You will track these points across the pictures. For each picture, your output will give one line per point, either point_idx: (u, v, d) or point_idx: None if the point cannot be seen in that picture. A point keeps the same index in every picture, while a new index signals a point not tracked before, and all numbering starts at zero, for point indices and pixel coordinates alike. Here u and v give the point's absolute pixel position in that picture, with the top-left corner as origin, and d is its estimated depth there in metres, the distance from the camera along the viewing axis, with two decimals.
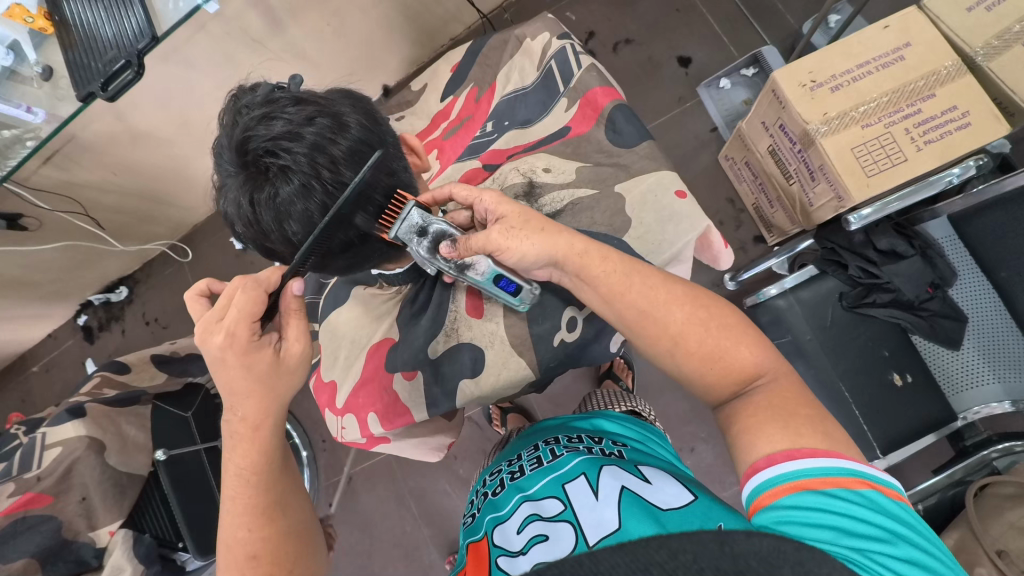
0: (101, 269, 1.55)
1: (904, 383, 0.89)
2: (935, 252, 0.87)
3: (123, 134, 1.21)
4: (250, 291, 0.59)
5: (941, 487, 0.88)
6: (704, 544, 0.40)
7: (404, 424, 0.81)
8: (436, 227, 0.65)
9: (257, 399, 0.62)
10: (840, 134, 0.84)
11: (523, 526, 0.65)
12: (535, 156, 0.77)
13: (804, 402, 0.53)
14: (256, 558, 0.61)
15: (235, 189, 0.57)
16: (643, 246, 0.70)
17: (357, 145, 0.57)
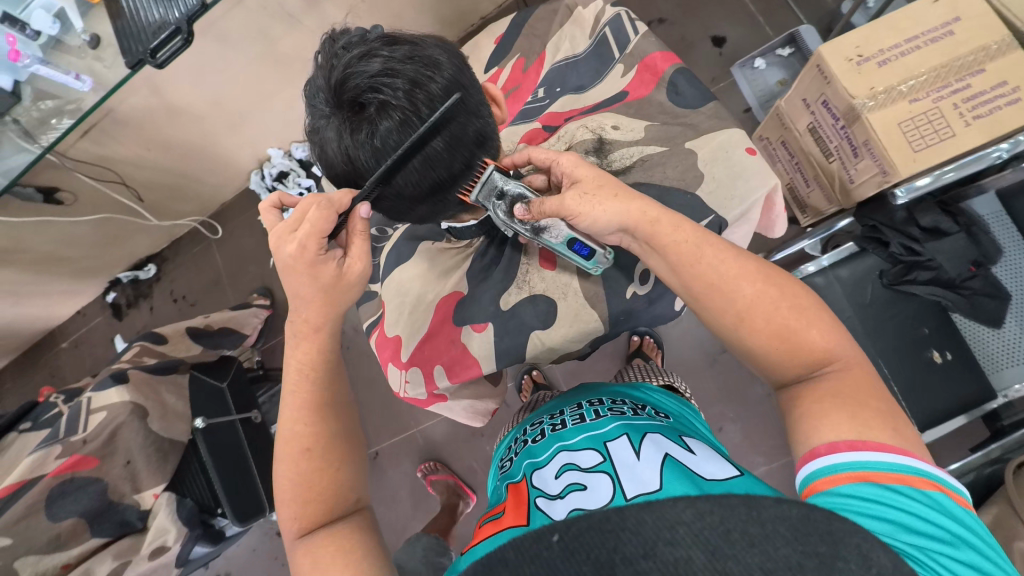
0: (131, 246, 1.56)
1: (942, 360, 0.89)
2: (980, 229, 0.86)
3: (158, 109, 1.21)
4: (324, 211, 0.59)
5: (978, 466, 0.88)
6: (732, 508, 0.40)
7: (470, 377, 0.83)
8: (512, 190, 0.67)
9: (318, 306, 0.63)
10: (887, 109, 0.84)
11: (561, 472, 0.66)
12: (602, 115, 0.78)
13: (875, 395, 0.52)
14: (309, 452, 0.61)
15: (333, 129, 0.58)
16: (715, 201, 0.71)
17: (452, 85, 0.58)
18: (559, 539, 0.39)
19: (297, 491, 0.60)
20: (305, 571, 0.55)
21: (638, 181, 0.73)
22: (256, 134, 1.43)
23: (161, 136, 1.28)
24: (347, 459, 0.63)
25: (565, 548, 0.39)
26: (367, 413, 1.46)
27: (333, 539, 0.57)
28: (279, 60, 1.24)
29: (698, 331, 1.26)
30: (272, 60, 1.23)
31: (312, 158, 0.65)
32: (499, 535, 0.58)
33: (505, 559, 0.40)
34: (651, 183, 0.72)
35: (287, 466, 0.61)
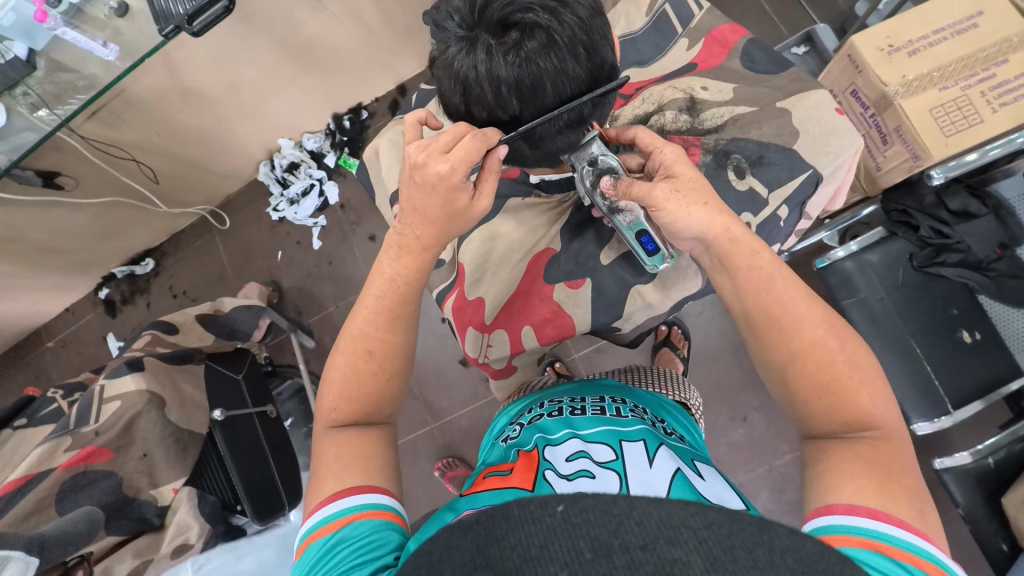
0: (129, 239, 1.49)
1: (972, 340, 0.92)
2: (1006, 211, 0.90)
3: (173, 92, 1.15)
4: (477, 142, 0.56)
5: (1007, 442, 0.91)
6: (743, 526, 0.31)
7: (560, 336, 0.83)
8: (603, 161, 0.68)
9: (439, 226, 0.61)
10: (918, 96, 0.88)
11: (573, 456, 0.60)
12: (691, 76, 0.80)
13: (907, 471, 0.48)
14: (370, 354, 0.59)
15: (483, 50, 0.53)
16: (812, 155, 0.74)
17: (593, 11, 0.55)
18: (564, 510, 0.33)
19: (347, 385, 0.59)
20: (329, 459, 0.55)
21: (731, 140, 0.76)
22: (269, 122, 1.39)
23: (173, 120, 1.23)
24: (401, 375, 0.61)
25: (568, 520, 0.32)
26: None
27: (360, 441, 0.56)
28: (299, 45, 1.21)
29: (720, 321, 1.27)
30: (293, 44, 1.20)
31: (437, 86, 0.60)
32: (503, 494, 0.55)
33: (508, 516, 0.34)
34: (746, 142, 0.75)
35: (346, 359, 0.59)
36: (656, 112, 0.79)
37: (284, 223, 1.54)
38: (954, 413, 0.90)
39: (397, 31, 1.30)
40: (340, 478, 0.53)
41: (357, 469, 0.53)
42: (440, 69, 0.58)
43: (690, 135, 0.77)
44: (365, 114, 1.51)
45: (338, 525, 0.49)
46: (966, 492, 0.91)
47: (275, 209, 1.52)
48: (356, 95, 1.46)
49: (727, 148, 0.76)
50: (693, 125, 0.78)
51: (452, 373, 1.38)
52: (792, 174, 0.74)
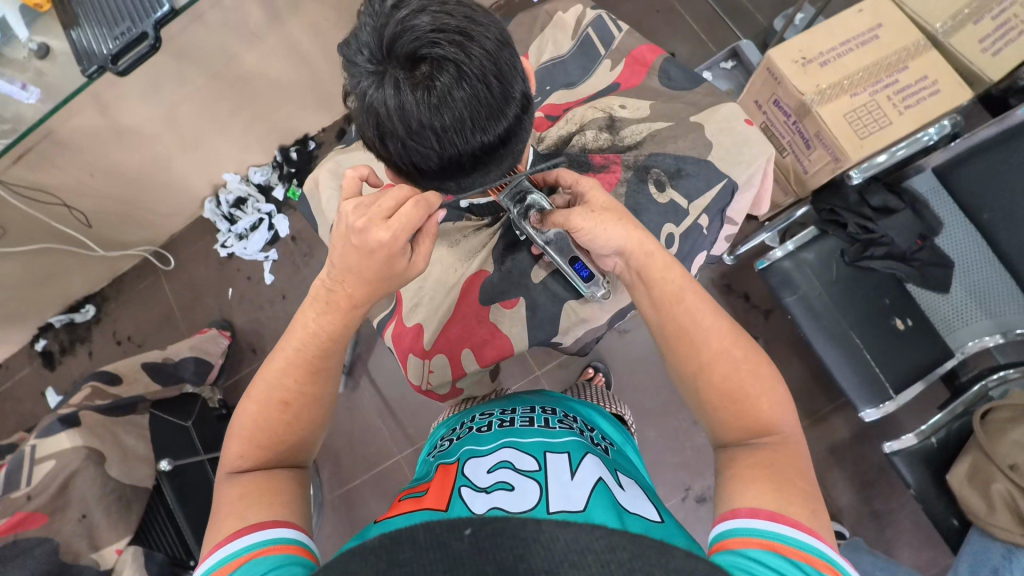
0: (66, 286, 1.42)
1: (906, 327, 0.97)
2: (922, 205, 0.96)
3: (106, 131, 1.11)
4: (420, 209, 0.59)
5: (947, 421, 0.95)
6: (644, 550, 0.38)
7: (500, 357, 0.84)
8: (532, 198, 0.72)
9: (368, 286, 0.62)
10: (833, 103, 0.93)
11: (494, 467, 0.60)
12: (610, 96, 0.83)
13: (802, 474, 0.50)
14: (284, 404, 0.59)
15: (390, 85, 0.53)
16: (727, 165, 0.78)
17: (501, 43, 0.56)
18: (471, 534, 0.39)
19: (256, 433, 0.58)
20: (226, 502, 0.53)
21: (650, 155, 0.79)
22: (213, 157, 1.36)
23: (107, 160, 1.18)
24: (318, 421, 0.62)
25: (475, 543, 0.38)
26: (344, 444, 1.36)
27: (262, 484, 0.55)
28: (238, 79, 1.20)
29: None
30: (231, 78, 1.19)
31: (355, 119, 0.60)
32: (415, 515, 0.53)
33: (413, 541, 0.39)
34: (664, 155, 0.79)
35: (257, 408, 0.59)
36: (577, 132, 0.82)
37: (233, 259, 1.50)
38: (896, 397, 0.95)
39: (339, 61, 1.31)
40: (241, 517, 0.51)
41: (260, 507, 0.52)
42: (355, 102, 0.58)
43: (611, 153, 0.80)
44: (313, 144, 1.50)
45: (238, 563, 0.47)
46: (915, 474, 0.95)
47: (223, 245, 1.48)
48: (302, 126, 1.45)
49: (646, 163, 0.79)
50: (614, 143, 0.81)
51: (416, 399, 1.36)
52: (709, 183, 0.78)
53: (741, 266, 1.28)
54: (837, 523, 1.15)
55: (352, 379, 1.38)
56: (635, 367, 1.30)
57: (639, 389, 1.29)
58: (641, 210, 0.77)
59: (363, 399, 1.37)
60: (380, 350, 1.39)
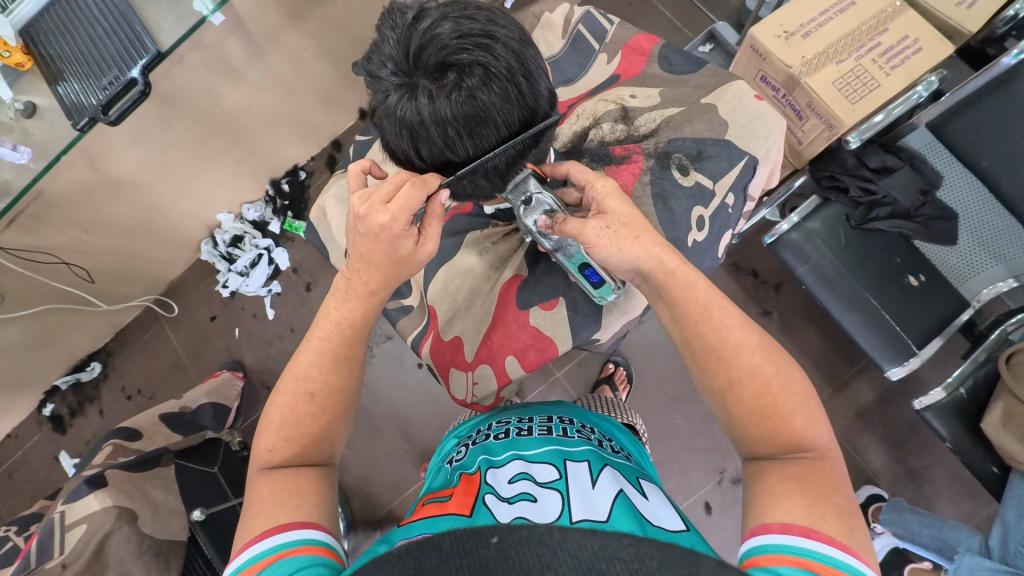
0: (68, 346, 1.39)
1: (919, 283, 0.98)
2: (921, 160, 0.99)
3: (97, 184, 1.10)
4: (417, 189, 0.57)
5: (973, 369, 0.95)
6: (674, 557, 0.37)
7: (546, 359, 0.82)
8: (537, 200, 0.68)
9: (382, 271, 0.60)
10: (820, 72, 0.95)
11: (515, 478, 0.59)
12: (618, 88, 0.83)
13: (838, 491, 0.50)
14: (311, 396, 0.58)
15: (423, 96, 0.53)
16: (745, 142, 0.79)
17: (524, 42, 0.56)
18: (498, 541, 0.37)
19: (284, 426, 0.57)
20: (261, 498, 0.52)
21: (670, 140, 0.79)
22: (205, 198, 1.35)
23: (100, 213, 1.16)
24: (345, 414, 0.60)
25: (501, 550, 0.36)
26: (371, 471, 1.34)
27: (292, 481, 0.54)
28: (224, 117, 1.19)
29: None
30: (216, 117, 1.18)
31: (385, 133, 0.60)
32: (441, 521, 0.54)
33: (440, 548, 0.38)
34: (684, 140, 0.79)
35: (286, 401, 0.58)
36: (590, 127, 0.83)
37: (236, 297, 1.48)
38: (920, 353, 0.95)
39: (322, 88, 1.31)
40: (272, 515, 0.50)
41: (291, 506, 0.51)
42: (385, 116, 0.58)
43: (630, 143, 0.80)
44: (303, 174, 1.49)
45: (264, 564, 0.46)
46: (949, 427, 0.95)
47: (225, 285, 1.46)
48: (291, 157, 1.44)
49: (667, 149, 0.79)
50: (630, 133, 0.81)
51: (440, 416, 1.35)
52: (732, 162, 0.78)
53: (747, 243, 1.29)
54: (873, 487, 1.15)
55: (371, 405, 1.37)
56: (655, 356, 1.30)
57: (661, 378, 1.29)
58: (669, 196, 0.78)
59: (385, 424, 1.36)
60: (397, 372, 1.38)
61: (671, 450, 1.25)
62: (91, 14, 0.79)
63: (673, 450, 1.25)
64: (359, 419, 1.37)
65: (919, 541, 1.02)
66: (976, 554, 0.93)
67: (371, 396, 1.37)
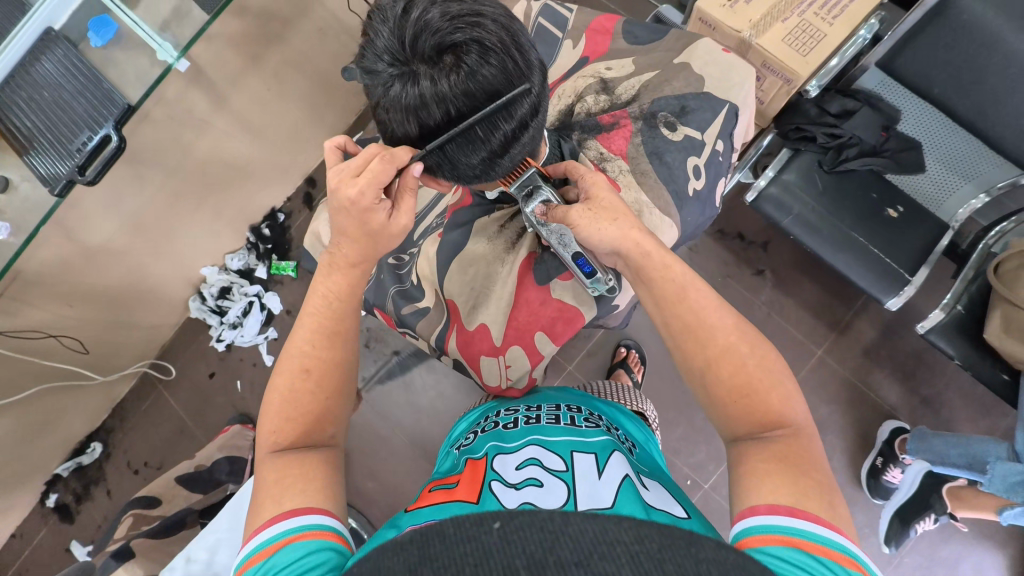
0: (64, 429, 1.33)
1: (899, 214, 1.03)
2: (877, 100, 1.03)
3: (75, 255, 1.08)
4: (386, 163, 0.58)
5: (964, 288, 1.00)
6: (673, 540, 0.34)
7: (574, 330, 0.83)
8: (540, 193, 0.71)
9: (360, 243, 0.62)
10: (768, 32, 0.99)
11: (522, 464, 0.61)
12: (593, 62, 0.87)
13: (816, 467, 0.50)
14: (306, 372, 0.58)
15: (425, 79, 0.54)
16: (723, 92, 0.82)
17: (509, 16, 0.58)
18: (500, 527, 0.34)
19: (286, 406, 0.57)
20: (267, 485, 0.52)
21: (652, 101, 0.82)
22: (187, 254, 1.33)
23: (82, 284, 1.14)
24: (342, 394, 0.60)
25: (504, 536, 0.33)
26: (399, 499, 1.32)
27: (299, 464, 0.53)
28: (196, 168, 1.19)
29: None
30: (188, 170, 1.17)
31: (387, 124, 0.60)
32: (449, 508, 0.54)
33: (444, 535, 0.34)
34: (666, 99, 0.81)
35: (284, 380, 0.58)
36: (575, 102, 0.86)
37: (233, 350, 1.45)
38: (913, 279, 0.99)
39: (289, 127, 1.32)
40: (278, 501, 0.50)
41: (297, 490, 0.51)
42: (387, 108, 0.58)
43: (616, 110, 0.83)
44: (282, 216, 1.48)
45: (267, 553, 0.46)
46: (954, 344, 0.99)
47: (219, 339, 1.43)
48: (268, 200, 1.44)
49: (651, 109, 0.81)
50: (613, 102, 0.84)
51: None
52: (715, 112, 0.81)
53: (729, 209, 1.32)
54: (894, 421, 1.18)
55: (390, 432, 1.36)
56: None
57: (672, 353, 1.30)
58: (661, 152, 0.80)
59: (407, 449, 1.34)
60: (409, 394, 1.37)
61: (693, 422, 1.26)
62: (53, 79, 0.78)
63: (695, 421, 1.26)
64: (378, 448, 1.35)
65: (951, 462, 1.04)
66: (1006, 461, 0.95)
67: (388, 423, 1.36)
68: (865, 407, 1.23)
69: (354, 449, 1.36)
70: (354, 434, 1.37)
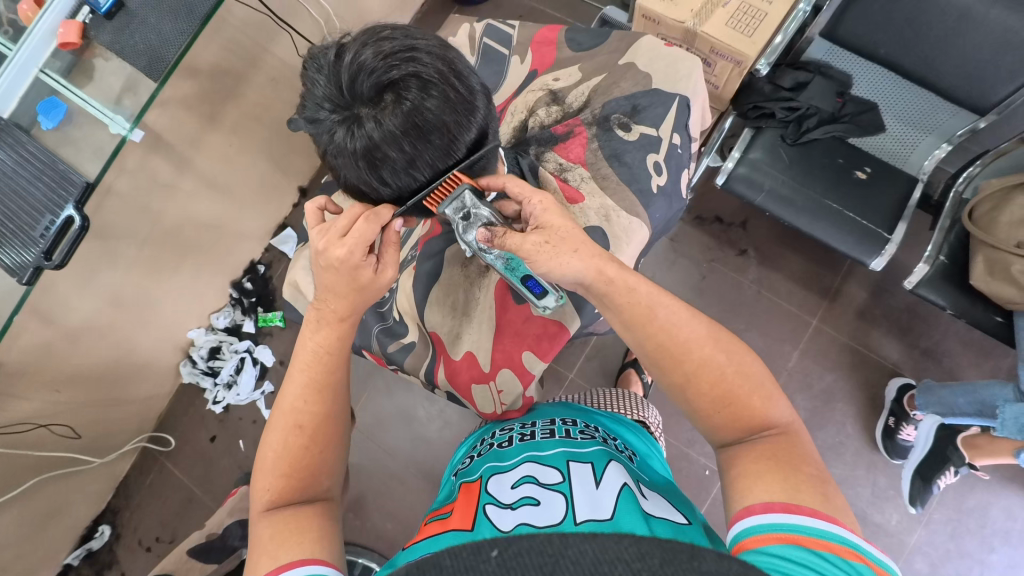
0: (69, 518, 1.30)
1: (868, 174, 1.04)
2: (827, 68, 1.04)
3: (57, 339, 1.07)
4: (372, 223, 0.59)
5: (944, 237, 1.01)
6: (675, 553, 0.35)
7: (561, 344, 0.81)
8: (478, 213, 0.64)
9: (349, 295, 0.61)
10: (712, 18, 1.00)
11: (518, 482, 0.59)
12: (540, 75, 0.88)
13: (806, 460, 0.51)
14: (301, 427, 0.57)
15: (367, 121, 0.54)
16: (671, 85, 0.82)
17: (444, 47, 0.58)
18: (499, 555, 0.34)
19: (281, 462, 0.56)
20: (263, 541, 0.51)
21: (603, 106, 0.83)
22: (171, 320, 1.31)
23: (68, 368, 1.12)
24: (336, 443, 0.59)
25: (503, 564, 0.34)
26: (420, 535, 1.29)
27: (296, 520, 0.52)
28: (169, 234, 1.18)
29: (676, 274, 1.31)
30: (160, 236, 1.17)
31: (340, 170, 0.60)
32: (442, 539, 0.53)
33: (441, 566, 0.34)
34: (616, 101, 0.83)
35: (278, 437, 0.57)
36: (530, 116, 0.87)
37: (231, 410, 1.42)
38: (892, 238, 0.99)
39: (257, 179, 1.32)
40: (274, 557, 0.49)
41: (293, 544, 0.49)
42: (337, 153, 0.58)
43: (570, 119, 0.84)
44: (262, 267, 1.47)
45: None
46: (943, 295, 1.00)
47: (216, 401, 1.41)
48: (246, 254, 1.43)
49: (604, 113, 0.83)
50: (566, 111, 0.85)
51: None
52: (666, 106, 0.81)
53: (702, 195, 1.33)
54: (900, 379, 1.19)
55: (402, 469, 1.34)
56: None
57: None
58: (620, 153, 0.80)
59: (422, 484, 1.32)
60: (416, 426, 1.36)
61: None
62: (9, 169, 0.78)
63: None
64: (392, 486, 1.33)
65: (961, 412, 1.03)
66: (1015, 402, 0.93)
67: (399, 459, 1.34)
68: (869, 370, 1.23)
69: (368, 493, 1.33)
70: (366, 477, 1.35)
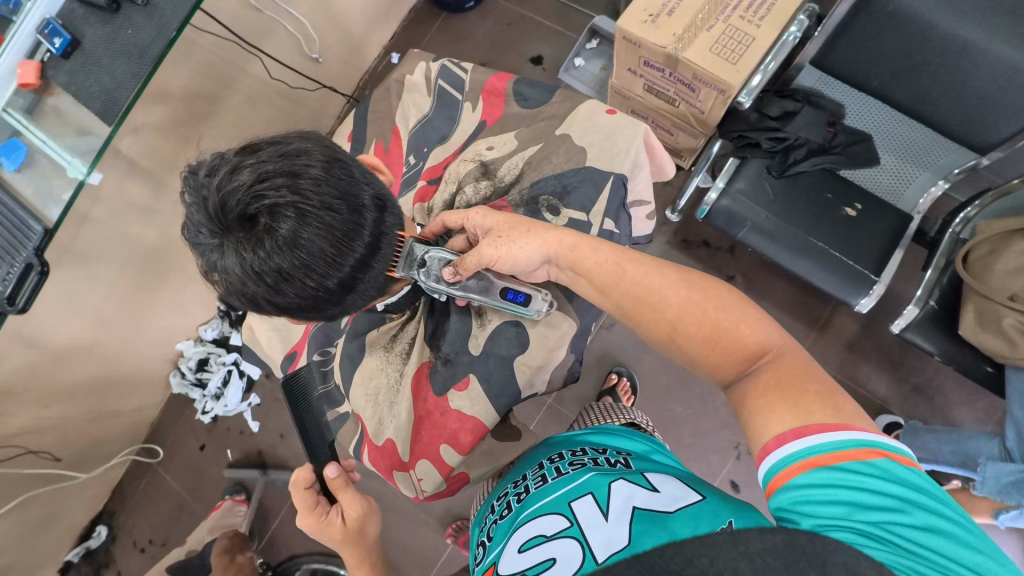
0: (67, 520, 1.36)
1: (857, 211, 0.99)
2: (817, 96, 0.98)
3: (41, 359, 1.09)
4: (304, 494, 0.79)
5: (936, 278, 0.95)
6: (720, 545, 0.36)
7: (476, 439, 0.79)
8: (431, 258, 0.69)
9: (347, 548, 0.82)
10: (695, 43, 0.94)
11: (526, 546, 0.57)
12: (475, 143, 0.86)
13: (811, 376, 0.47)
14: None
15: (240, 248, 0.55)
16: (605, 162, 0.79)
17: (329, 164, 0.58)
18: None
19: None
20: None
21: (533, 184, 0.81)
22: (158, 335, 1.34)
23: (55, 385, 1.15)
24: None
25: None
26: (396, 551, 1.32)
27: None
28: (150, 254, 1.19)
29: None
30: (142, 257, 1.18)
31: (224, 288, 0.61)
32: None
33: None
34: (546, 178, 0.80)
35: None
36: (458, 190, 0.84)
37: (219, 420, 1.46)
38: (880, 278, 0.94)
39: None
40: None
41: None
42: (217, 273, 0.59)
43: (498, 199, 0.81)
44: None
45: None
46: (932, 340, 0.94)
47: (204, 412, 1.44)
48: None
49: (532, 194, 0.80)
50: (495, 185, 0.83)
51: None
52: (599, 188, 0.79)
53: (689, 217, 1.29)
54: (888, 416, 1.15)
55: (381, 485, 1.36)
56: (638, 352, 1.29)
57: (657, 372, 1.28)
58: None
59: (401, 501, 1.34)
60: None
61: (682, 438, 1.24)
62: None
63: (682, 436, 1.24)
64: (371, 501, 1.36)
65: (943, 460, 0.99)
66: (998, 460, 0.91)
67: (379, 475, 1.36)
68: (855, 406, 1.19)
69: None
70: None
